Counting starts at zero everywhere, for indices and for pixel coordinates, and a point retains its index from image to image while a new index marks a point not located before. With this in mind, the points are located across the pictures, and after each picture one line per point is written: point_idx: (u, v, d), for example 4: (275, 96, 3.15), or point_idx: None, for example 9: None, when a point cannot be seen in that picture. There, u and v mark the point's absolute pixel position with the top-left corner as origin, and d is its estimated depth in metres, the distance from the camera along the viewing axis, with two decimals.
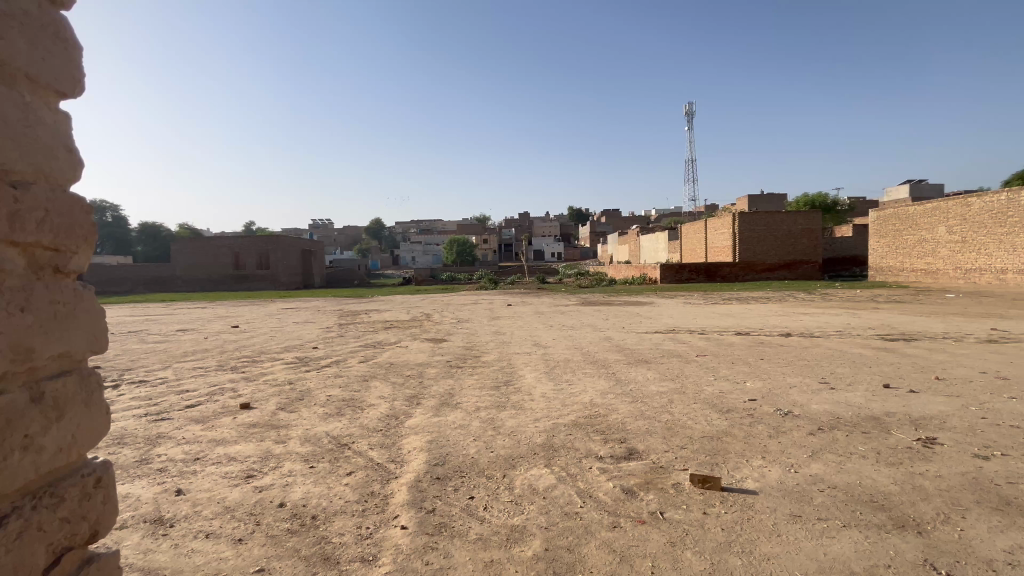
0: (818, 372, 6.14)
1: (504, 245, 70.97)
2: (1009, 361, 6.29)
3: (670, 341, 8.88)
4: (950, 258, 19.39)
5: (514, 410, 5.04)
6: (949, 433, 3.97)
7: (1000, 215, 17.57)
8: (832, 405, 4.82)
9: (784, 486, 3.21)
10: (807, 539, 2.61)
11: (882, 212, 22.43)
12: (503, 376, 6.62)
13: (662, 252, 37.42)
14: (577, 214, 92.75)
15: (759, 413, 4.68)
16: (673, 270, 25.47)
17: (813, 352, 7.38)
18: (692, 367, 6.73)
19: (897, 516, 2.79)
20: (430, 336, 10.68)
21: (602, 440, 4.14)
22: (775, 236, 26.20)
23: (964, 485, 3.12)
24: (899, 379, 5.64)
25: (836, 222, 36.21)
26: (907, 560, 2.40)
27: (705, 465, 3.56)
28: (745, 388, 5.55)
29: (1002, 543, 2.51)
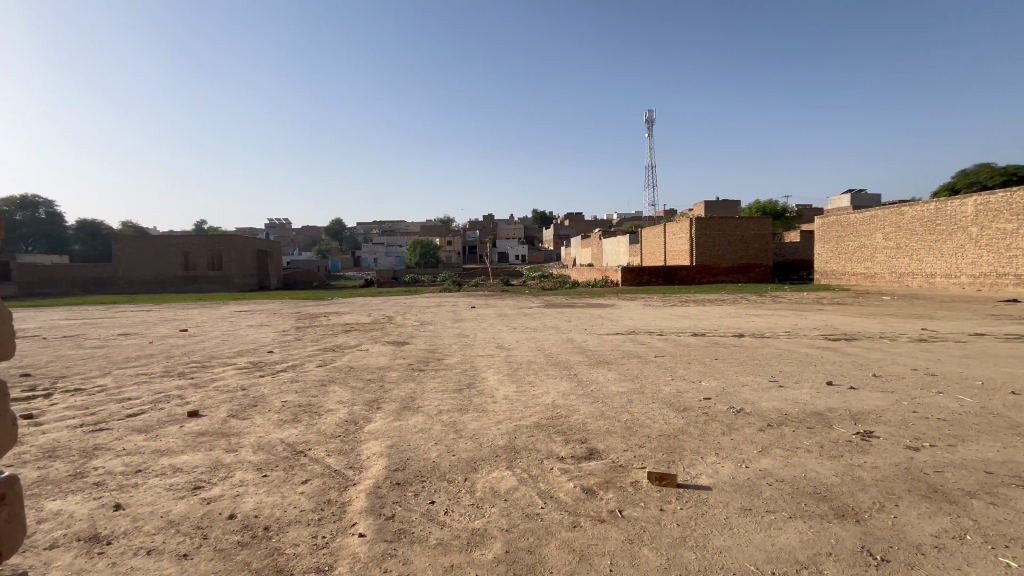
0: (767, 371, 6.44)
1: (468, 247, 70.67)
2: (936, 358, 6.80)
3: (630, 342, 9.09)
4: (886, 262, 20.78)
5: (477, 413, 5.02)
6: (884, 426, 4.25)
7: (929, 223, 18.99)
8: (780, 402, 5.05)
9: (736, 480, 3.34)
10: (756, 531, 2.73)
11: (826, 218, 23.79)
12: (465, 379, 6.58)
13: (623, 255, 38.22)
14: (542, 216, 93.45)
15: (713, 411, 4.85)
16: (633, 273, 26.08)
17: (764, 351, 7.73)
18: (651, 367, 6.91)
19: (838, 506, 2.96)
20: (392, 339, 10.50)
21: (564, 441, 4.18)
22: (729, 241, 27.31)
23: (897, 475, 3.34)
24: (841, 376, 5.99)
25: (785, 228, 38.11)
26: (846, 547, 2.55)
27: (662, 463, 3.66)
28: (701, 387, 5.75)
29: (929, 527, 2.70)
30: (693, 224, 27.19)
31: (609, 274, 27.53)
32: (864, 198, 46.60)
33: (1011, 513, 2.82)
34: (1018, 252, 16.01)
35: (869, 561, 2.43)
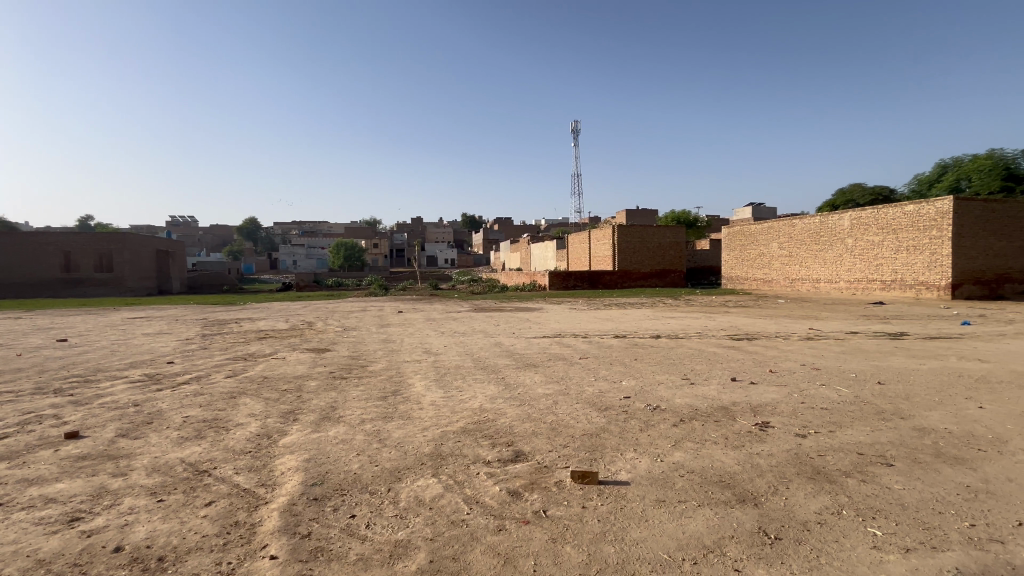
0: (681, 370, 6.88)
1: (396, 250, 68.86)
2: (821, 354, 7.65)
3: (556, 345, 9.32)
4: (781, 269, 23.11)
5: (402, 420, 4.89)
6: (778, 416, 4.71)
7: (815, 234, 21.41)
8: (692, 398, 5.42)
9: (652, 474, 3.53)
10: (669, 520, 2.90)
11: (731, 228, 26.01)
12: (391, 386, 6.38)
13: (551, 260, 39.14)
14: (471, 220, 93.35)
15: (632, 409, 5.10)
16: (560, 278, 26.80)
17: (678, 351, 8.27)
18: (576, 369, 7.13)
19: (739, 492, 3.23)
20: (312, 346, 9.93)
21: (490, 444, 4.19)
22: (648, 248, 28.98)
23: (789, 460, 3.72)
24: (743, 373, 6.55)
25: (697, 237, 41.15)
26: (747, 529, 2.79)
27: (584, 461, 3.79)
28: (621, 387, 6.03)
29: (814, 506, 3.03)
30: (617, 231, 28.61)
31: (538, 279, 28.06)
32: (762, 210, 51.57)
33: (877, 488, 3.24)
34: (883, 261, 18.50)
35: (765, 540, 2.67)
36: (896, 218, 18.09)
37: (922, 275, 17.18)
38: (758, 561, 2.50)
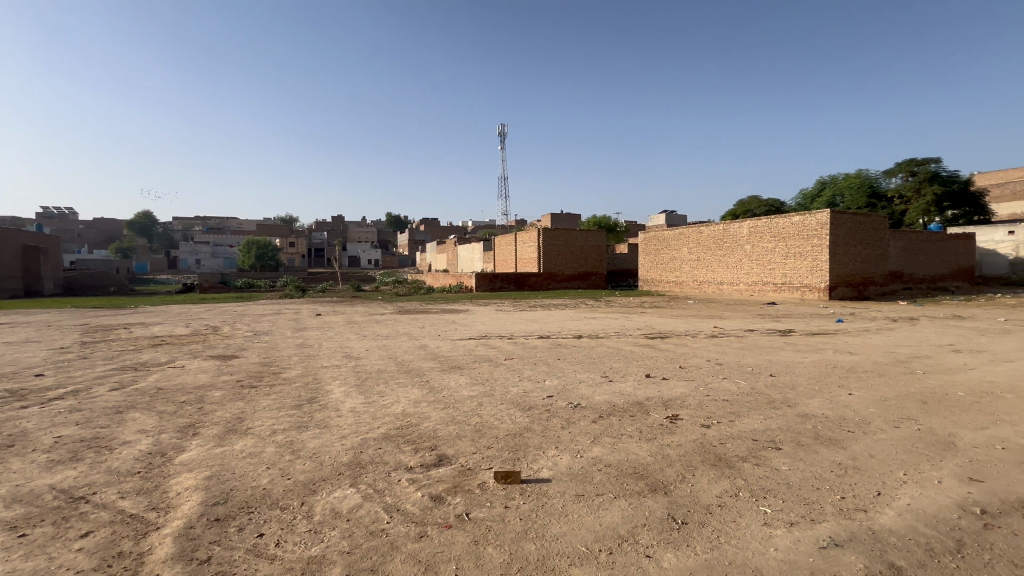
0: (600, 368, 7.19)
1: (314, 250, 65.27)
2: (723, 350, 8.35)
3: (482, 347, 9.34)
4: (690, 272, 24.95)
5: (318, 429, 4.63)
6: (686, 409, 5.07)
7: (718, 240, 23.37)
8: (610, 395, 5.68)
9: (572, 470, 3.65)
10: (587, 514, 3.02)
11: (647, 234, 27.65)
12: (306, 393, 6.02)
13: (478, 262, 39.17)
14: (395, 220, 90.80)
15: (554, 407, 5.24)
16: (487, 279, 26.91)
17: (598, 350, 8.63)
18: (500, 370, 7.19)
19: (651, 482, 3.43)
20: (216, 352, 9.11)
21: (413, 450, 4.10)
22: (571, 251, 29.96)
23: (695, 449, 4.01)
24: (656, 369, 6.98)
25: (617, 241, 43.29)
26: (657, 517, 2.97)
27: (507, 462, 3.82)
28: (544, 386, 6.17)
29: (716, 490, 3.30)
30: (542, 234, 29.27)
31: (464, 280, 27.94)
32: (674, 217, 55.35)
33: (768, 470, 3.60)
34: (775, 265, 20.63)
35: (673, 526, 2.86)
36: (785, 227, 20.26)
37: (806, 278, 19.37)
38: (668, 546, 2.66)
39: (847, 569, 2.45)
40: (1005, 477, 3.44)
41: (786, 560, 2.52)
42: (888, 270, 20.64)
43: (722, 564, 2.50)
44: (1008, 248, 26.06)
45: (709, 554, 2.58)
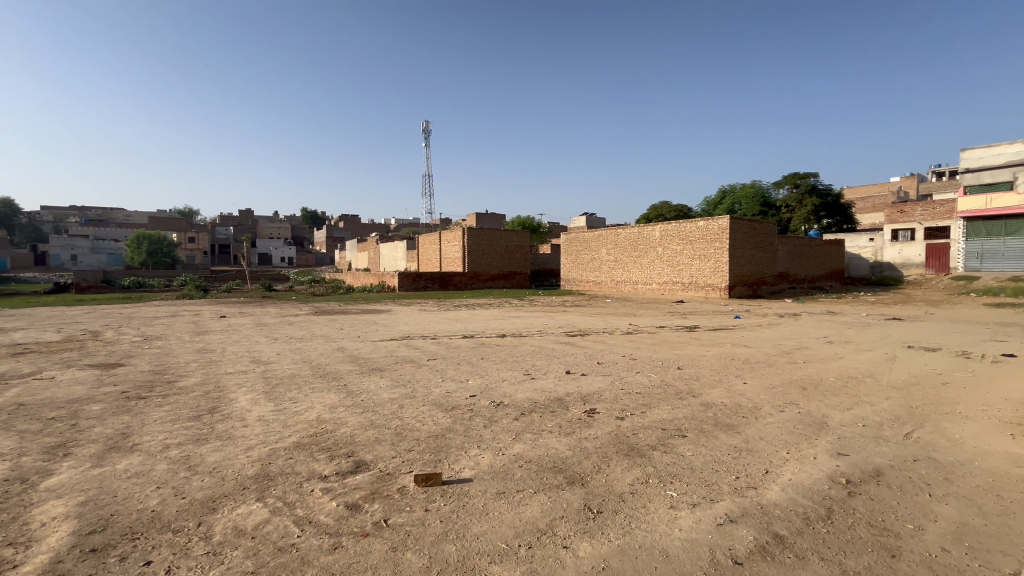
0: (523, 366, 7.31)
1: (218, 246, 59.86)
2: (637, 346, 8.85)
3: (404, 348, 9.12)
4: (608, 272, 26.16)
5: (220, 442, 4.25)
6: (603, 403, 5.31)
7: (634, 242, 24.73)
8: (532, 393, 5.79)
9: (493, 468, 3.67)
10: (508, 510, 3.05)
11: (568, 235, 28.57)
12: (206, 403, 5.49)
13: (401, 261, 38.16)
14: (311, 215, 85.98)
15: (477, 407, 5.25)
16: (410, 279, 26.31)
17: (520, 349, 8.77)
18: (423, 371, 7.06)
19: (570, 475, 3.55)
20: (96, 361, 8.03)
21: (327, 457, 3.90)
22: (496, 251, 30.16)
23: (610, 441, 4.22)
24: (576, 366, 7.23)
25: (540, 241, 44.29)
26: (575, 508, 3.07)
27: (428, 464, 3.76)
28: (467, 386, 6.16)
29: (629, 478, 3.49)
30: (467, 233, 29.17)
31: (386, 280, 27.08)
32: (593, 219, 57.76)
33: (674, 457, 3.87)
34: (683, 266, 22.25)
35: (589, 515, 2.98)
36: (692, 231, 21.93)
37: (709, 278, 21.11)
38: (583, 535, 2.77)
39: (740, 541, 2.70)
40: (864, 450, 3.99)
41: (689, 538, 2.73)
42: (777, 272, 23.09)
43: (633, 548, 2.64)
44: (869, 253, 30.25)
45: (621, 539, 2.72)
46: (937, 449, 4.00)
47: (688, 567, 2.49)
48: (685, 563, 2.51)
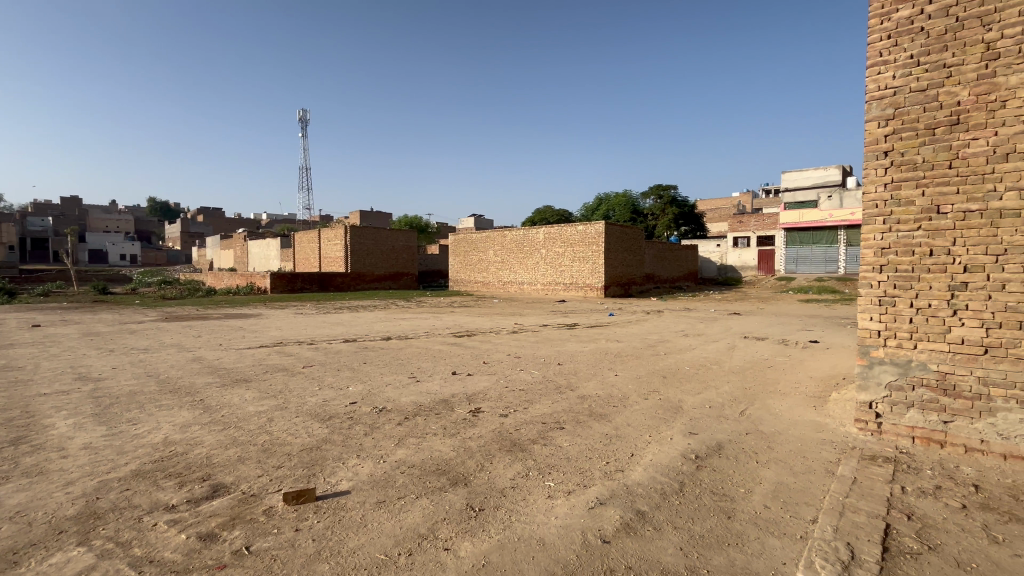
0: (408, 369, 7.13)
1: (29, 240, 49.10)
2: (522, 345, 9.16)
3: (275, 355, 8.34)
4: (495, 273, 26.68)
5: (27, 479, 3.49)
6: (488, 401, 5.40)
7: (519, 244, 25.53)
8: (416, 396, 5.68)
9: (374, 477, 3.52)
10: (388, 519, 2.95)
11: (456, 235, 28.56)
12: (9, 433, 4.46)
13: (274, 260, 34.88)
14: (161, 207, 74.73)
15: (358, 414, 5.00)
16: (285, 280, 24.16)
17: (406, 351, 8.54)
18: (297, 380, 6.52)
19: (453, 476, 3.55)
20: None
21: (176, 484, 3.40)
22: (381, 250, 29.03)
23: (493, 438, 4.30)
24: (462, 366, 7.25)
25: (428, 241, 43.70)
26: (457, 508, 3.08)
27: (300, 479, 3.49)
28: (347, 393, 5.83)
29: (510, 473, 3.61)
30: (349, 232, 27.63)
31: (255, 281, 24.52)
32: (481, 220, 58.54)
33: (553, 448, 4.08)
34: (565, 267, 23.56)
35: (470, 514, 3.01)
36: (572, 235, 23.30)
37: (588, 279, 22.65)
38: (464, 534, 2.79)
39: (607, 521, 2.94)
40: (710, 428, 4.60)
41: (563, 524, 2.90)
42: (644, 273, 25.59)
43: (511, 541, 2.73)
44: (717, 257, 34.93)
45: (501, 534, 2.79)
46: (763, 422, 4.77)
47: (562, 551, 2.64)
48: (559, 548, 2.66)
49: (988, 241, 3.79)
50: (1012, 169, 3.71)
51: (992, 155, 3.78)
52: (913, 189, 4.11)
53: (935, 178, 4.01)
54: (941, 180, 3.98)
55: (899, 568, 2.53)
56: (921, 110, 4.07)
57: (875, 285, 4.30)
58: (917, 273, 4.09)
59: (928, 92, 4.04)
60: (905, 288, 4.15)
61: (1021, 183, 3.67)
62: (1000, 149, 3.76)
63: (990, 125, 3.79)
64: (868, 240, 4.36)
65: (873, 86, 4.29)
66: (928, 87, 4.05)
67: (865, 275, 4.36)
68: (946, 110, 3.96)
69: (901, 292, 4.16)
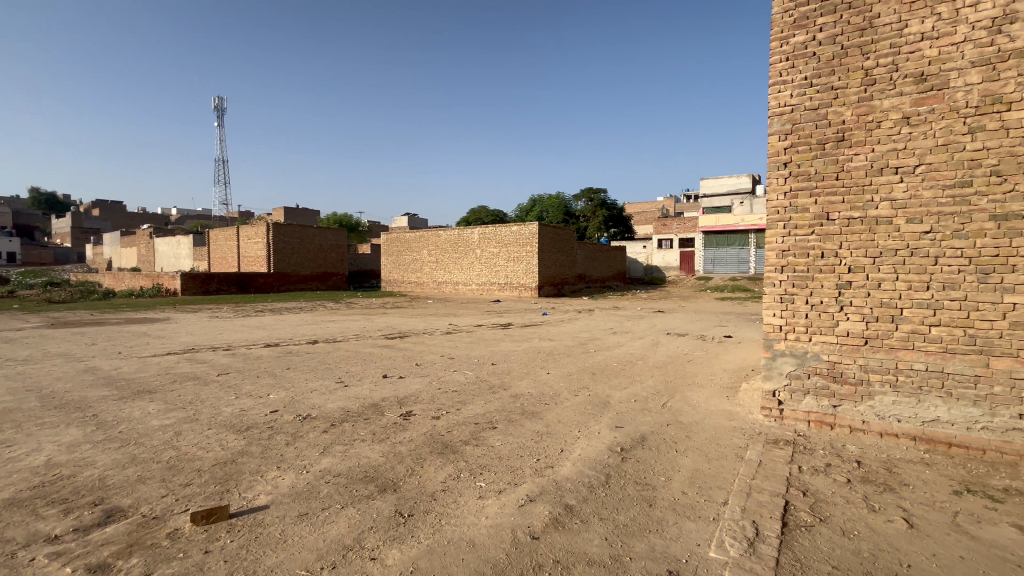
0: (335, 374, 6.83)
1: None
2: (456, 346, 9.08)
3: (186, 363, 7.66)
4: (429, 273, 26.28)
5: None
6: (420, 404, 5.30)
7: (453, 244, 25.31)
8: (344, 401, 5.45)
9: (295, 489, 3.34)
10: (310, 532, 2.81)
11: (388, 235, 27.77)
12: None
13: (186, 259, 32.01)
14: (46, 199, 66.12)
15: (279, 423, 4.71)
16: (198, 281, 22.26)
17: (333, 355, 8.17)
18: (210, 389, 6.03)
19: (381, 483, 3.44)
20: None
21: (59, 512, 3.01)
22: (307, 249, 27.57)
23: (425, 441, 4.23)
24: (394, 369, 7.06)
25: (359, 241, 42.15)
26: (385, 516, 2.99)
27: (212, 497, 3.23)
28: (267, 401, 5.48)
29: (442, 476, 3.56)
30: (271, 229, 25.97)
31: (163, 282, 22.37)
32: (415, 219, 57.37)
33: (484, 448, 4.09)
34: (499, 267, 23.70)
35: (399, 520, 2.94)
36: (506, 235, 23.47)
37: (522, 279, 22.94)
38: (393, 542, 2.72)
39: (537, 518, 2.99)
40: (635, 421, 4.82)
41: (494, 524, 2.91)
42: (576, 273, 26.35)
43: (441, 545, 2.70)
44: (643, 257, 36.74)
45: (431, 539, 2.75)
46: (682, 413, 5.08)
47: (492, 551, 2.64)
48: (489, 548, 2.66)
49: (867, 245, 4.30)
50: (885, 182, 4.23)
51: (870, 170, 4.29)
52: (808, 197, 4.56)
53: (825, 188, 4.47)
54: (831, 190, 4.45)
55: (796, 541, 2.80)
56: (814, 126, 4.52)
57: (777, 284, 4.71)
58: (811, 273, 4.54)
59: (819, 111, 4.50)
60: (801, 286, 4.59)
61: (892, 194, 4.20)
62: (876, 164, 4.27)
63: (869, 143, 4.30)
64: (771, 243, 4.78)
65: (775, 102, 4.70)
66: (819, 107, 4.50)
67: (769, 275, 4.77)
68: (834, 128, 4.43)
69: (799, 290, 4.60)
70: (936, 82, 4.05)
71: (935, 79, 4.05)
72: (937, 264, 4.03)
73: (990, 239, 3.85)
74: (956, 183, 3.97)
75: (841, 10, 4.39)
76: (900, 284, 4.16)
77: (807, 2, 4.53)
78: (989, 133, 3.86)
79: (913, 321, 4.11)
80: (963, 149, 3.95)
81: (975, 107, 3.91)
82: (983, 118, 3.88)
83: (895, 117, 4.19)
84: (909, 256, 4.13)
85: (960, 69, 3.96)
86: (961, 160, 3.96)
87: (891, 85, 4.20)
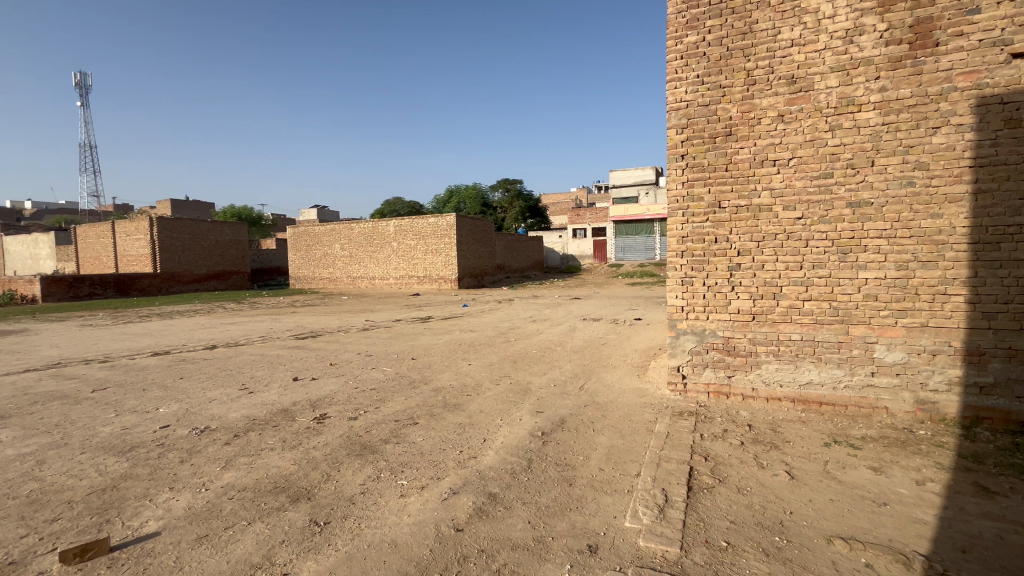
0: (238, 380, 6.28)
1: None
2: (374, 342, 8.74)
3: (51, 380, 6.60)
4: (343, 268, 25.01)
5: None
6: (335, 406, 5.04)
7: (368, 238, 24.27)
8: (249, 409, 5.03)
9: (192, 511, 3.01)
10: (211, 555, 2.56)
11: (296, 228, 25.98)
12: None
13: (46, 260, 27.57)
14: None
15: (172, 439, 4.24)
16: (62, 285, 19.22)
17: (235, 360, 7.49)
18: (84, 407, 5.26)
19: (293, 492, 3.22)
20: None
21: None
22: (200, 246, 24.97)
23: (341, 444, 4.03)
24: (306, 371, 6.64)
25: (263, 236, 38.93)
26: (298, 527, 2.81)
27: (88, 530, 2.82)
28: (157, 416, 4.89)
29: (360, 478, 3.41)
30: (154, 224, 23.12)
31: (15, 286, 19.02)
32: (325, 211, 54.18)
33: (406, 445, 3.98)
34: (417, 260, 23.18)
35: (314, 530, 2.77)
36: (424, 228, 22.96)
37: (443, 271, 22.63)
38: (308, 554, 2.56)
39: (460, 510, 2.96)
40: (554, 405, 4.97)
41: (416, 521, 2.85)
42: (495, 264, 26.54)
43: (361, 549, 2.59)
44: (559, 247, 37.87)
45: (350, 545, 2.63)
46: (597, 394, 5.32)
47: (416, 549, 2.59)
48: (413, 546, 2.61)
49: (752, 230, 4.76)
50: (765, 174, 4.70)
51: (753, 162, 4.74)
52: (702, 187, 4.93)
53: (717, 179, 4.87)
54: (721, 180, 4.85)
55: (700, 502, 3.06)
56: (706, 121, 4.88)
57: (678, 268, 5.05)
58: (708, 257, 4.93)
59: (710, 107, 4.87)
60: (699, 270, 4.97)
61: (771, 184, 4.68)
62: (758, 157, 4.73)
63: (752, 137, 4.74)
64: (672, 230, 5.10)
65: (672, 98, 4.99)
66: (709, 103, 4.87)
67: (671, 260, 5.09)
68: (723, 123, 4.83)
69: (697, 273, 4.98)
70: (804, 84, 4.55)
71: (804, 82, 4.55)
72: (809, 246, 4.57)
73: (848, 224, 4.43)
74: (820, 174, 4.52)
75: (727, 14, 4.77)
76: (779, 265, 4.67)
77: (697, 5, 4.86)
78: (845, 131, 4.43)
79: (791, 298, 4.64)
80: (826, 144, 4.50)
81: (834, 107, 4.46)
82: (840, 117, 4.44)
83: (772, 115, 4.66)
84: (786, 239, 4.64)
85: (822, 74, 4.49)
86: (824, 154, 4.50)
87: (768, 86, 4.67)
